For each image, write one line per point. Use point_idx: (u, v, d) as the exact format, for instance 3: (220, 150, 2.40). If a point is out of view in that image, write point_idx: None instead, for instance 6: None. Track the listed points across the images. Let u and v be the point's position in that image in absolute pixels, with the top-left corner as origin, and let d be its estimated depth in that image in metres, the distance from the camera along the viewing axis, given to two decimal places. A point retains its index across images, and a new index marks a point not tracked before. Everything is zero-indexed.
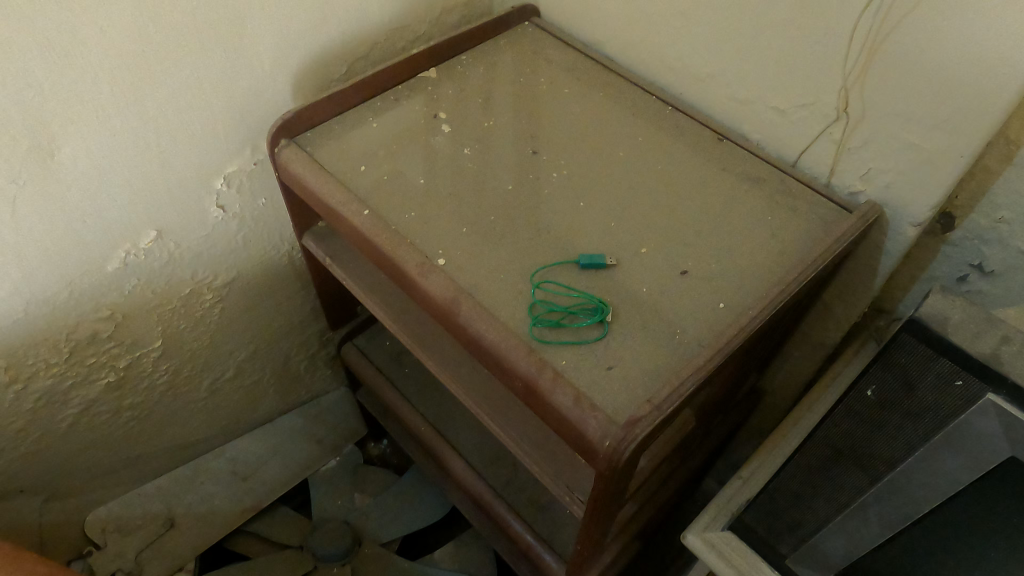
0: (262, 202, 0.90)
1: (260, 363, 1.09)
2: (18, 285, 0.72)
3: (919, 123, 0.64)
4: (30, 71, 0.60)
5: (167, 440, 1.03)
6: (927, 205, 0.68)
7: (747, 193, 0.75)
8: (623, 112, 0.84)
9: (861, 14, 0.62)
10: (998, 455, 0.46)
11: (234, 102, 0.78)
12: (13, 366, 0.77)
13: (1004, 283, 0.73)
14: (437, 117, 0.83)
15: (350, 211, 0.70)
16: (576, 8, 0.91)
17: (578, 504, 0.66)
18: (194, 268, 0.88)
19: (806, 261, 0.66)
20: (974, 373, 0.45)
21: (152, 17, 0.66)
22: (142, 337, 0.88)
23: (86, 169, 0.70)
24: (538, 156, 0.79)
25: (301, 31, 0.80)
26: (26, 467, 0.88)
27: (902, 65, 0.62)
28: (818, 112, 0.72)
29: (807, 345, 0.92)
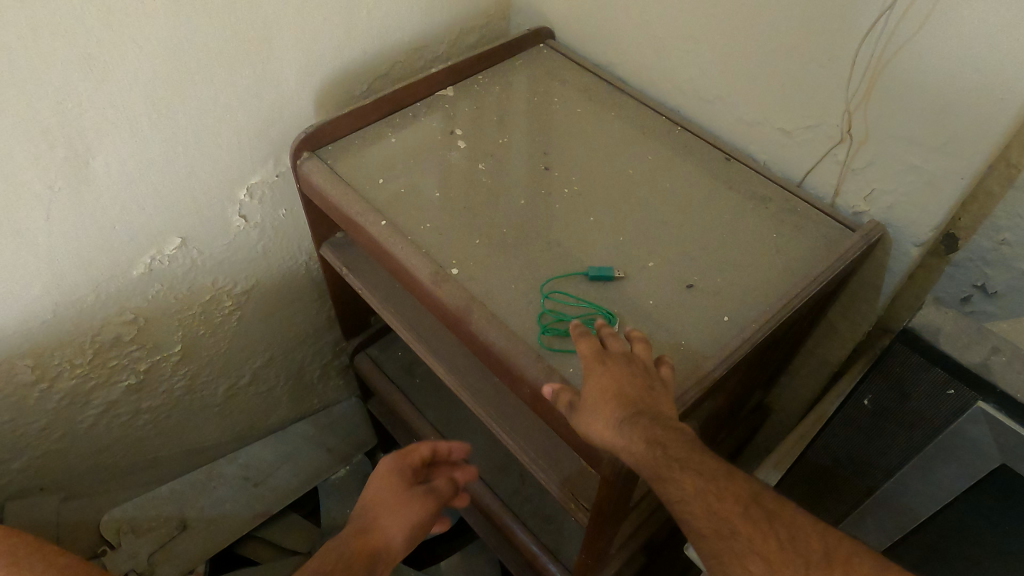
0: (282, 212, 0.93)
1: (275, 371, 1.12)
2: (49, 288, 0.75)
3: (921, 146, 0.66)
4: (72, 84, 0.64)
5: (182, 444, 1.06)
6: (928, 225, 0.70)
7: (752, 211, 0.77)
8: (635, 131, 0.87)
9: (864, 41, 0.65)
10: (991, 462, 0.48)
11: (259, 116, 0.82)
12: (39, 365, 0.80)
13: (1006, 305, 0.74)
14: (454, 133, 0.86)
15: (368, 221, 0.73)
16: (589, 31, 0.94)
17: (582, 510, 0.67)
18: (216, 275, 0.91)
19: (808, 278, 0.68)
20: (966, 382, 0.48)
21: (187, 35, 0.69)
22: (163, 342, 0.90)
23: (118, 177, 0.73)
24: (551, 172, 0.81)
25: (325, 48, 0.83)
26: (47, 465, 0.90)
27: (903, 89, 0.64)
28: (823, 133, 0.74)
29: (813, 362, 0.93)
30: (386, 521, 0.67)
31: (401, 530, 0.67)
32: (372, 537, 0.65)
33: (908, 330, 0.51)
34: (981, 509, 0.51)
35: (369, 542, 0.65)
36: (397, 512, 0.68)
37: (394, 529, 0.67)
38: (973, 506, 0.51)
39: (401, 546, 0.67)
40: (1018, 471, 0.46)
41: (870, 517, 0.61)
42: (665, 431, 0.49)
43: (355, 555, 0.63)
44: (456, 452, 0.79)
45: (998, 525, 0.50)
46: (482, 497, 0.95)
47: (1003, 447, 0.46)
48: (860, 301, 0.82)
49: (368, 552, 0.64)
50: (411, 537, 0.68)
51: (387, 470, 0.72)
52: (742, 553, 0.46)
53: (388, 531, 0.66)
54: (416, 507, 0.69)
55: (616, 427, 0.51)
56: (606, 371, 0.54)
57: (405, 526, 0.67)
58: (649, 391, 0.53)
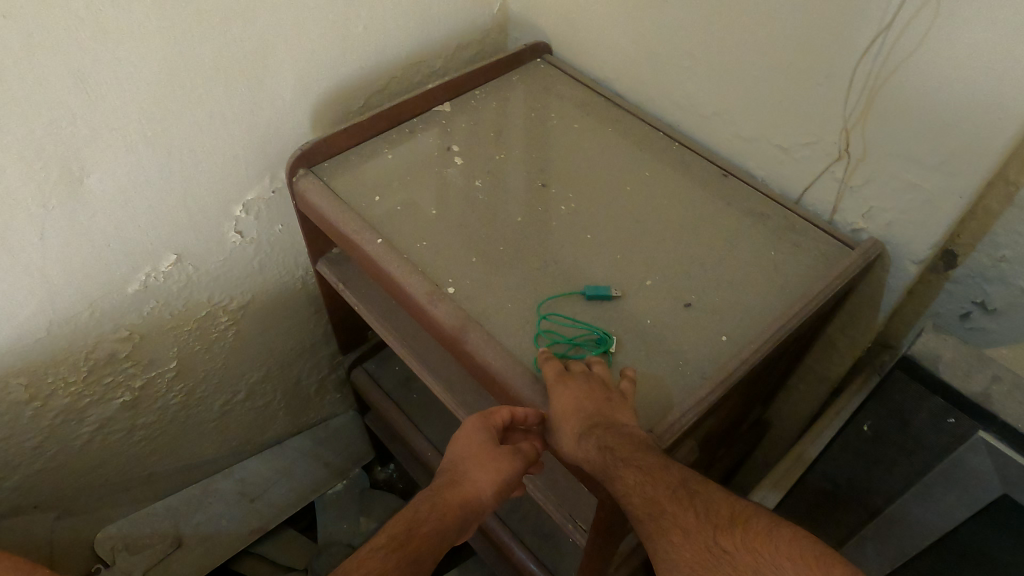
0: (278, 228, 0.93)
1: (271, 385, 1.11)
2: (42, 305, 0.75)
3: (919, 165, 0.66)
4: (65, 101, 0.63)
5: (178, 460, 1.05)
6: (927, 243, 0.70)
7: (750, 227, 0.76)
8: (633, 146, 0.87)
9: (861, 60, 0.65)
10: (992, 492, 0.47)
11: (255, 132, 0.81)
12: (32, 384, 0.79)
13: (1006, 321, 0.74)
14: (450, 149, 0.86)
15: (363, 239, 0.72)
16: (586, 45, 0.94)
17: (580, 532, 0.66)
18: (211, 291, 0.90)
19: (806, 298, 0.67)
20: (967, 410, 0.47)
21: (181, 53, 0.69)
22: (158, 358, 0.90)
23: (112, 196, 0.73)
24: (549, 189, 0.81)
25: (321, 64, 0.83)
26: (41, 483, 0.89)
27: (901, 108, 0.64)
28: (820, 151, 0.74)
29: (812, 378, 0.93)
30: (477, 475, 0.56)
31: (493, 490, 0.56)
32: (460, 493, 0.55)
33: (909, 356, 0.51)
34: (984, 536, 0.50)
35: (457, 499, 0.54)
36: (490, 465, 0.56)
37: (485, 488, 0.55)
38: (974, 532, 0.51)
39: (490, 506, 0.56)
40: (1019, 500, 0.46)
41: (870, 540, 0.60)
42: (614, 436, 0.53)
43: (442, 516, 0.53)
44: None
45: (999, 553, 0.49)
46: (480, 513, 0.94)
47: (1004, 477, 0.46)
48: (860, 317, 0.81)
49: (455, 513, 0.54)
50: (501, 496, 0.57)
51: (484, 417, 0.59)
52: (665, 527, 0.47)
53: (476, 489, 0.55)
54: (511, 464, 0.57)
55: (574, 440, 0.54)
56: (565, 392, 0.57)
57: (496, 485, 0.56)
58: (608, 401, 0.56)
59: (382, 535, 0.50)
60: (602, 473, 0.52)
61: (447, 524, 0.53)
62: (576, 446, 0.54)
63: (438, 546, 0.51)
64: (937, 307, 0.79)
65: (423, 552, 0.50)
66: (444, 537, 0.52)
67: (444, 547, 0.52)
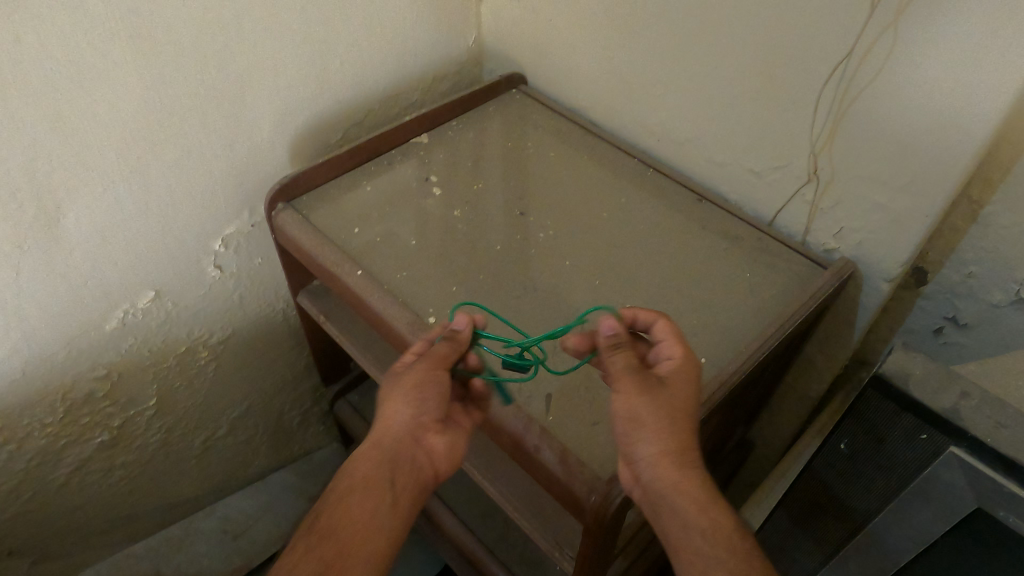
0: (258, 261, 0.93)
1: (253, 420, 1.10)
2: (18, 345, 0.74)
3: (885, 186, 0.68)
4: (41, 142, 0.64)
5: (158, 499, 1.03)
6: (898, 261, 0.71)
7: (725, 251, 0.78)
8: (608, 173, 0.89)
9: (825, 86, 0.67)
10: (966, 506, 0.48)
11: (234, 168, 0.82)
12: (7, 427, 0.78)
13: (978, 335, 0.76)
14: (429, 180, 0.87)
15: (343, 271, 0.73)
16: (560, 76, 0.96)
17: (568, 560, 0.64)
18: (191, 326, 0.90)
19: (781, 318, 0.68)
20: (938, 428, 0.48)
21: (158, 90, 0.70)
22: (137, 396, 0.89)
23: (89, 233, 0.73)
24: (527, 217, 0.82)
25: (301, 99, 0.84)
26: (17, 528, 0.87)
27: (865, 131, 0.66)
28: (790, 174, 0.76)
29: (792, 397, 0.94)
30: (383, 411, 0.56)
31: (404, 407, 0.56)
32: (379, 433, 0.55)
33: (880, 376, 0.52)
34: (965, 548, 0.51)
35: (377, 439, 0.55)
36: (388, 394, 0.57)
37: (393, 413, 0.56)
38: (953, 547, 0.52)
39: (417, 422, 0.56)
40: (995, 515, 0.46)
41: (854, 558, 0.60)
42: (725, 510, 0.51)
43: (360, 462, 0.54)
44: (605, 333, 0.57)
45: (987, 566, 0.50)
46: (466, 543, 0.93)
47: (977, 492, 0.47)
48: (837, 337, 0.82)
49: (377, 453, 0.54)
50: (424, 407, 0.56)
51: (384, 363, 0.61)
52: None
53: (389, 420, 0.56)
54: (419, 374, 0.56)
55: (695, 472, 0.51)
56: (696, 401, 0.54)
57: (407, 404, 0.56)
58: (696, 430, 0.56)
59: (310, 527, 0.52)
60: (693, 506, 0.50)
61: (372, 473, 0.53)
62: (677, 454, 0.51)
63: (367, 495, 0.51)
64: (911, 322, 0.81)
65: (345, 508, 0.51)
66: (372, 483, 0.52)
67: (379, 489, 0.52)
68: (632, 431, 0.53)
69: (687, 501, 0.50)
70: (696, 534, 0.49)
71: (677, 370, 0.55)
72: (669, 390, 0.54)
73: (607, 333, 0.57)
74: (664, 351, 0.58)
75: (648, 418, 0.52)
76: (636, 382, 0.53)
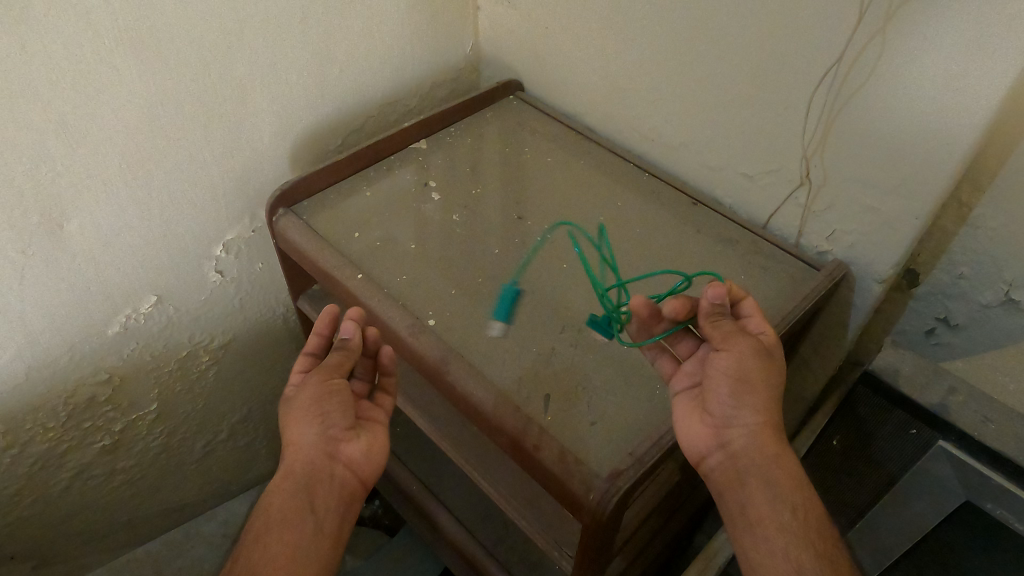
0: (258, 266, 0.93)
1: (253, 424, 1.11)
2: (21, 350, 0.74)
3: (876, 189, 0.69)
4: (45, 150, 0.65)
5: (158, 504, 1.04)
6: (889, 263, 0.73)
7: (720, 254, 0.79)
8: (605, 178, 0.90)
9: (816, 92, 0.68)
10: (955, 499, 0.50)
11: (235, 174, 0.83)
12: (9, 432, 0.78)
13: (969, 336, 0.78)
14: (428, 185, 0.88)
15: (343, 275, 0.74)
16: (556, 82, 0.97)
17: (567, 559, 0.65)
18: (192, 330, 0.90)
19: (775, 320, 0.70)
20: (927, 421, 0.52)
21: (160, 98, 0.71)
22: (139, 400, 0.90)
23: (92, 239, 0.73)
24: (525, 221, 0.83)
25: (300, 106, 0.85)
26: (18, 532, 0.88)
27: (856, 135, 0.68)
28: (783, 178, 0.77)
29: (787, 398, 0.95)
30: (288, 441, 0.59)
31: (308, 426, 0.58)
32: (289, 459, 0.58)
33: None
34: (957, 542, 0.52)
35: (289, 465, 0.57)
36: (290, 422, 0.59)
37: (298, 435, 0.58)
38: (944, 540, 0.53)
39: (326, 436, 0.58)
40: (982, 507, 0.48)
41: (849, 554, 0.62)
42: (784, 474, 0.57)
43: (278, 492, 0.56)
44: (717, 300, 0.60)
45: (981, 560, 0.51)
46: (465, 545, 0.94)
47: (966, 483, 0.49)
48: (830, 338, 0.83)
49: (290, 479, 0.57)
50: (325, 421, 0.58)
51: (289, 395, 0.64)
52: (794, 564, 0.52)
53: (296, 442, 0.58)
54: (311, 390, 0.58)
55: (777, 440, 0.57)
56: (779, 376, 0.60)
57: (307, 422, 0.58)
58: None
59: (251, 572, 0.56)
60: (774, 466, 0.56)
61: (286, 500, 0.56)
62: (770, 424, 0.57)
63: (287, 524, 0.54)
64: (903, 323, 0.82)
65: (266, 541, 0.53)
66: (288, 512, 0.55)
67: (297, 515, 0.55)
68: (740, 398, 0.58)
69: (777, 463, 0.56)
70: (785, 510, 0.54)
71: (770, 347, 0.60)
72: (769, 363, 0.59)
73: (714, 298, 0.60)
74: (750, 324, 0.61)
75: (756, 383, 0.58)
76: (747, 345, 0.58)
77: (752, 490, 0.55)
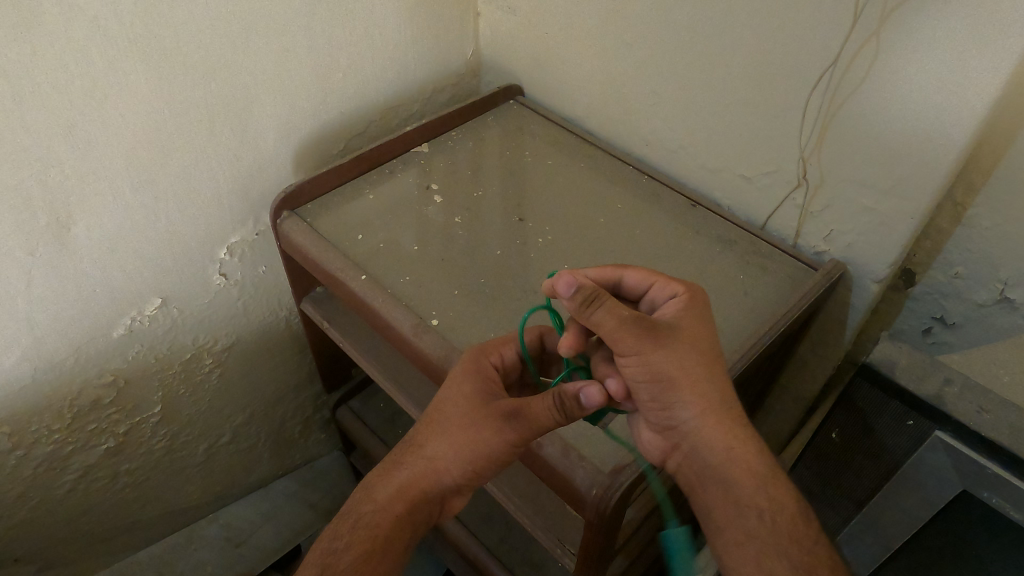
0: (262, 269, 0.94)
1: (256, 427, 1.11)
2: (28, 352, 0.75)
3: (872, 189, 0.70)
4: (55, 154, 0.66)
5: (161, 506, 1.04)
6: (885, 263, 0.74)
7: (719, 254, 0.81)
8: (604, 181, 0.91)
9: (812, 93, 0.70)
10: (953, 489, 0.52)
11: (240, 177, 0.84)
12: (16, 433, 0.79)
13: (964, 334, 0.79)
14: (430, 188, 0.89)
15: (347, 276, 0.74)
16: (555, 87, 0.99)
17: (569, 556, 0.66)
18: (196, 333, 0.91)
19: (773, 319, 0.70)
20: (924, 414, 0.53)
21: (166, 103, 0.72)
22: (143, 402, 0.90)
23: (99, 241, 0.74)
24: (526, 223, 0.84)
25: (305, 110, 0.87)
26: (23, 535, 0.88)
27: (852, 137, 0.69)
28: (781, 179, 0.78)
29: (787, 398, 0.96)
30: (437, 452, 0.56)
31: (457, 465, 0.55)
32: (423, 482, 0.56)
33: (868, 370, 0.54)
34: (955, 532, 0.54)
35: (419, 488, 0.56)
36: (451, 435, 0.56)
37: (443, 467, 0.56)
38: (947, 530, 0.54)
39: (460, 486, 0.57)
40: (979, 495, 0.50)
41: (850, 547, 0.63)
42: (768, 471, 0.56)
43: (394, 515, 0.55)
44: (569, 293, 0.52)
45: (985, 548, 0.52)
46: (468, 546, 0.94)
47: (963, 472, 0.50)
48: (829, 337, 0.85)
49: (409, 504, 0.56)
50: (471, 475, 0.56)
51: (456, 370, 0.59)
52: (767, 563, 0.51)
53: (439, 471, 0.56)
54: (488, 440, 0.55)
55: (735, 435, 0.56)
56: (708, 347, 0.56)
57: (456, 461, 0.55)
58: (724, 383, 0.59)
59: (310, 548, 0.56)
60: (730, 462, 0.56)
61: (400, 527, 0.55)
62: (711, 415, 0.56)
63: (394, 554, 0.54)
64: (900, 323, 0.83)
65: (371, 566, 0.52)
66: (399, 544, 0.54)
67: (403, 551, 0.55)
68: (665, 399, 0.56)
69: (737, 463, 0.56)
70: (750, 516, 0.54)
71: (677, 317, 0.56)
72: (675, 337, 0.55)
73: (568, 294, 0.52)
74: (659, 294, 0.59)
75: (674, 376, 0.55)
76: (639, 336, 0.54)
77: (718, 495, 0.56)
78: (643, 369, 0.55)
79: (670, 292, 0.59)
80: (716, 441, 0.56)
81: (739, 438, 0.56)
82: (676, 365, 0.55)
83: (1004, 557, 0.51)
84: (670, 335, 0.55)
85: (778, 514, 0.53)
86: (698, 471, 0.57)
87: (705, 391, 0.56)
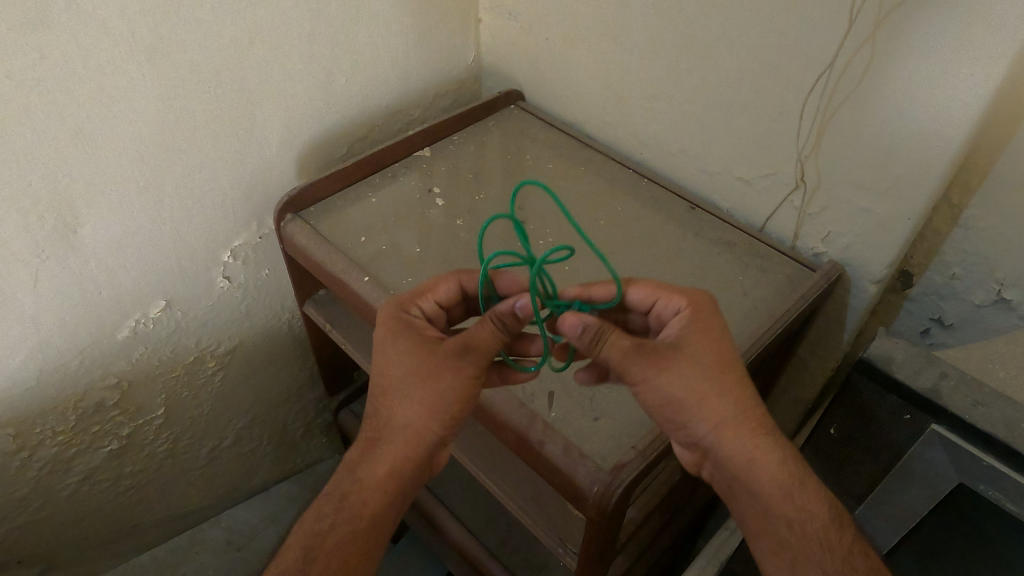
0: (265, 272, 0.95)
1: (259, 430, 1.12)
2: (33, 354, 0.76)
3: (869, 191, 0.71)
4: (64, 158, 0.67)
5: (163, 509, 1.05)
6: (883, 264, 0.75)
7: (717, 256, 0.82)
8: (604, 184, 0.92)
9: (808, 95, 0.70)
10: (950, 483, 0.52)
11: (244, 182, 0.85)
12: (20, 435, 0.79)
13: (962, 335, 0.79)
14: (432, 192, 0.90)
15: (350, 278, 0.75)
16: (555, 91, 0.99)
17: (571, 555, 0.66)
18: (200, 335, 0.92)
19: (773, 319, 0.71)
20: (922, 410, 0.54)
21: (172, 108, 0.73)
22: (147, 405, 0.91)
23: (105, 244, 0.75)
24: (527, 226, 0.85)
25: (308, 115, 0.88)
26: (25, 538, 0.88)
27: (848, 138, 0.70)
28: (779, 181, 0.79)
29: (786, 399, 0.97)
30: (408, 417, 0.56)
31: (431, 423, 0.56)
32: (399, 449, 0.57)
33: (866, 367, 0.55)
34: (957, 527, 0.54)
35: (396, 456, 0.57)
36: (415, 398, 0.56)
37: (418, 429, 0.56)
38: (948, 525, 0.55)
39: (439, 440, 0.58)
40: (975, 488, 0.50)
41: None
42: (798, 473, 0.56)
43: (377, 488, 0.56)
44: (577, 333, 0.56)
45: (988, 544, 0.52)
46: (470, 548, 0.94)
47: (959, 467, 0.51)
48: (828, 339, 0.85)
49: (392, 474, 0.57)
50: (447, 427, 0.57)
51: (386, 332, 0.58)
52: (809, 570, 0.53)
53: (413, 433, 0.56)
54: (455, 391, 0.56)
55: (761, 446, 0.55)
56: (722, 360, 0.56)
57: (430, 419, 0.56)
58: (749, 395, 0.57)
59: (293, 532, 0.58)
60: (755, 471, 0.55)
61: (385, 496, 0.56)
62: (733, 426, 0.55)
63: (383, 520, 0.56)
64: (899, 324, 0.84)
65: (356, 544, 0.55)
66: (387, 510, 0.56)
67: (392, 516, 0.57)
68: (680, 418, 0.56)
69: (762, 471, 0.55)
70: (782, 528, 0.55)
71: (679, 333, 0.57)
72: (679, 355, 0.55)
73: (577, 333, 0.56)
74: (666, 306, 0.60)
75: (685, 396, 0.55)
76: (644, 363, 0.55)
77: (744, 505, 0.57)
78: (656, 397, 0.55)
79: (675, 306, 0.59)
80: (741, 452, 0.55)
81: (763, 446, 0.56)
82: (686, 388, 0.55)
83: (1005, 553, 0.51)
84: (673, 354, 0.55)
85: (810, 521, 0.54)
86: (731, 484, 0.57)
87: (723, 405, 0.55)
